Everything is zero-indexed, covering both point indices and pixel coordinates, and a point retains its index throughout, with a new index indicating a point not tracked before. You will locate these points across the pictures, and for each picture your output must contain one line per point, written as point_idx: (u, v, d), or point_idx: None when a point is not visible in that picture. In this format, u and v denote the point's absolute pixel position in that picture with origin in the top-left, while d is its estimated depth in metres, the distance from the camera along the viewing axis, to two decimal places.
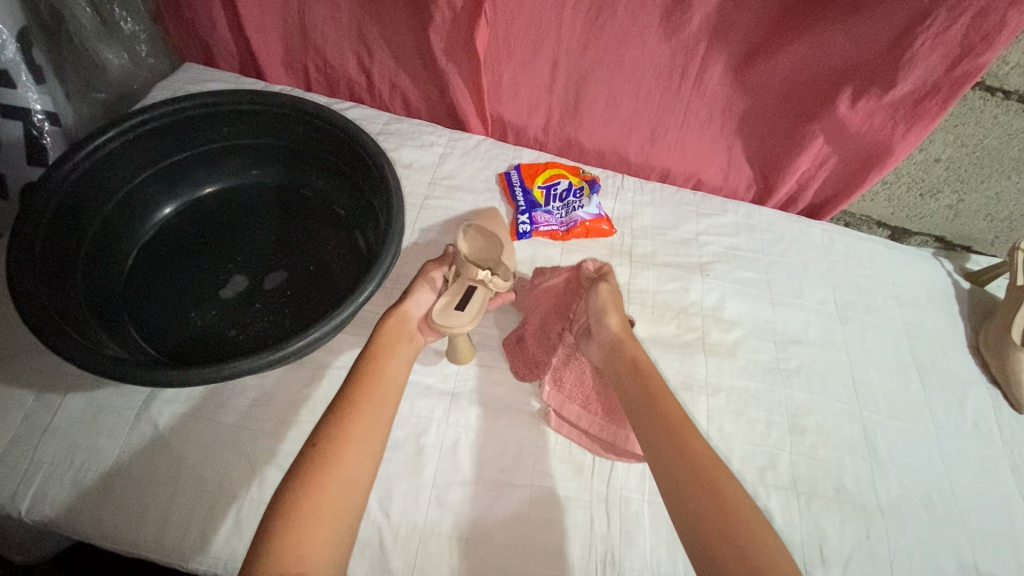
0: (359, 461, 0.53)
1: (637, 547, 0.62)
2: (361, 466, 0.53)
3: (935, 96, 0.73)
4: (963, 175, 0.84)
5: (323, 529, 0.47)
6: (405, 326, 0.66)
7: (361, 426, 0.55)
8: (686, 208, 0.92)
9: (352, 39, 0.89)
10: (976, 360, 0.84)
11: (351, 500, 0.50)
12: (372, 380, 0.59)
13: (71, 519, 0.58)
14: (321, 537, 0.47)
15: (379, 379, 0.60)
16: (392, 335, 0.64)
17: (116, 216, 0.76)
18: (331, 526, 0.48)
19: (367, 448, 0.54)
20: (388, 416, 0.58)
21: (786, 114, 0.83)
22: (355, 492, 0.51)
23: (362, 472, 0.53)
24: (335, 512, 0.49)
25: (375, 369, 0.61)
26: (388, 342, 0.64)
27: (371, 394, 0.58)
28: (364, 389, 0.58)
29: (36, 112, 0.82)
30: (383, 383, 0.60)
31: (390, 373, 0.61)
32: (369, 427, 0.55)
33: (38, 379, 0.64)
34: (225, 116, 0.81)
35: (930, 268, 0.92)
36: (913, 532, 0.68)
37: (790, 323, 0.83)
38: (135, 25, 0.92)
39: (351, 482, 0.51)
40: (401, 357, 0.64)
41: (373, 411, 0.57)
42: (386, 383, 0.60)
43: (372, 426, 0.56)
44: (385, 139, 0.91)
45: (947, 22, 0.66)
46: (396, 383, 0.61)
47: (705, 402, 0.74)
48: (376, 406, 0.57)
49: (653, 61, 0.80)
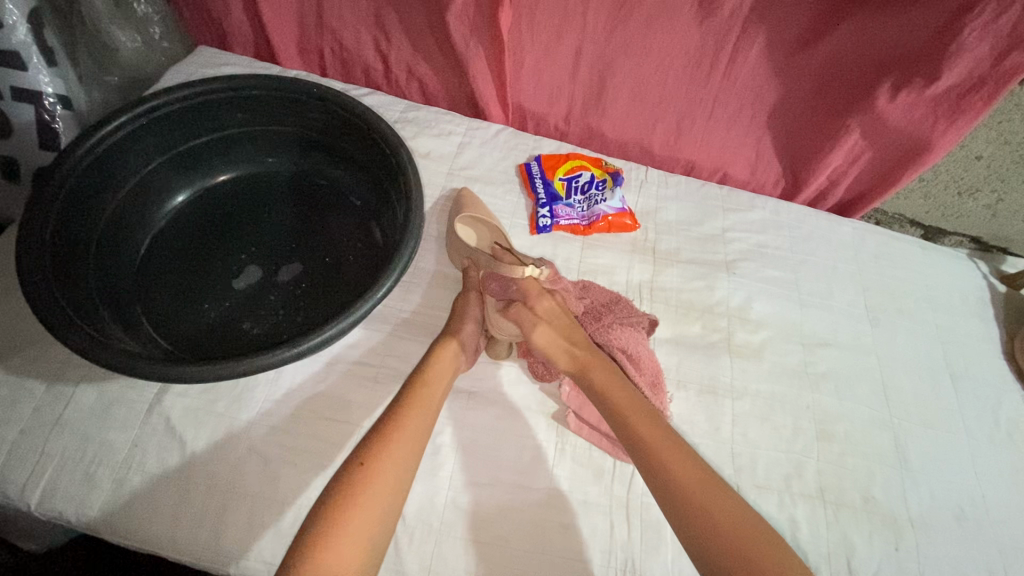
0: (394, 484, 0.53)
1: (658, 556, 0.60)
2: (393, 495, 0.52)
3: (980, 91, 0.69)
4: (1005, 174, 0.80)
5: (348, 557, 0.48)
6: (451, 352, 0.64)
7: (400, 450, 0.54)
8: (712, 202, 0.89)
9: (369, 23, 0.86)
10: (1012, 367, 0.81)
11: (379, 524, 0.50)
12: (413, 402, 0.58)
13: (82, 514, 0.57)
14: (347, 563, 0.47)
15: (419, 401, 0.59)
16: (438, 356, 0.63)
17: (128, 203, 0.74)
18: (355, 551, 0.48)
19: (402, 474, 0.53)
20: (424, 442, 0.57)
21: (820, 107, 0.79)
22: (387, 520, 0.51)
23: (393, 502, 0.52)
24: (362, 539, 0.49)
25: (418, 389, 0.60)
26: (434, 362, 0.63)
27: (415, 415, 0.57)
28: (407, 411, 0.57)
29: (47, 95, 0.81)
30: (424, 406, 0.59)
31: (432, 393, 0.60)
32: (407, 451, 0.55)
33: (50, 370, 0.63)
34: (239, 102, 0.78)
35: (965, 269, 0.89)
36: (944, 546, 0.66)
37: (818, 325, 0.80)
38: (149, 7, 0.89)
39: (383, 506, 0.51)
40: (443, 379, 0.62)
41: (411, 433, 0.56)
42: (426, 405, 0.59)
43: (409, 450, 0.55)
44: (402, 127, 0.88)
45: (996, 12, 0.62)
46: (436, 406, 0.60)
47: (730, 405, 0.71)
48: (415, 430, 0.56)
49: (682, 49, 0.77)
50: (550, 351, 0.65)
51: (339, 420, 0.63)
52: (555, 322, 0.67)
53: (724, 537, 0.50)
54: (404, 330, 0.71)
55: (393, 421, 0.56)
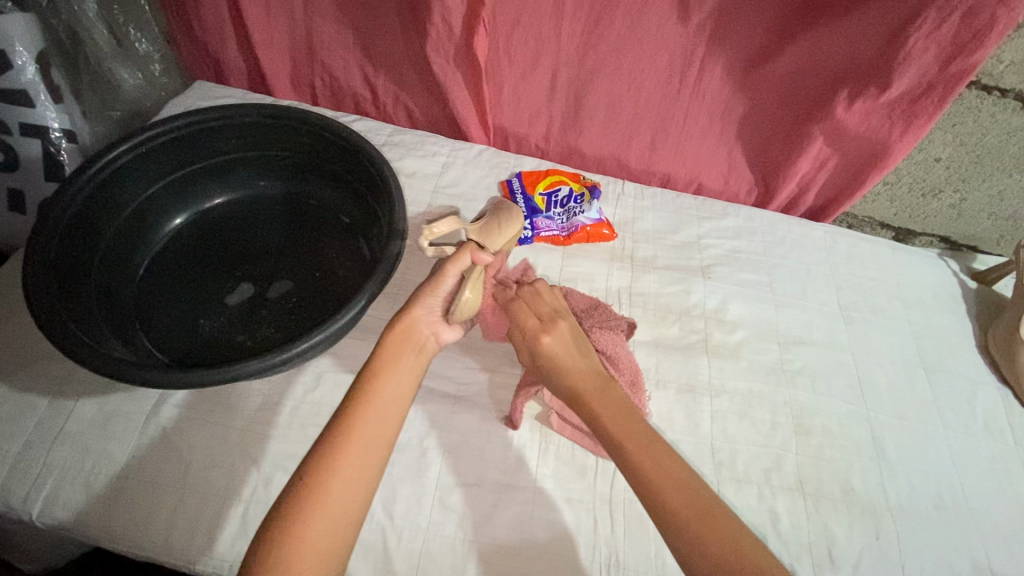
0: (391, 399, 0.56)
1: (640, 548, 0.62)
2: (348, 503, 0.50)
3: (931, 96, 0.73)
4: (965, 174, 0.84)
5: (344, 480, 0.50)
6: (411, 335, 0.61)
7: (372, 419, 0.54)
8: (687, 212, 0.93)
9: (358, 55, 0.91)
10: (985, 360, 0.83)
11: (379, 434, 0.54)
12: (364, 406, 0.54)
13: (81, 522, 0.59)
14: (342, 487, 0.50)
15: (401, 331, 0.61)
16: (392, 352, 0.59)
17: (129, 226, 0.78)
18: (336, 516, 0.49)
19: (353, 493, 0.50)
20: (417, 366, 0.60)
21: (783, 118, 0.84)
22: (386, 428, 0.55)
23: (383, 428, 0.54)
24: (358, 461, 0.52)
25: (368, 390, 0.56)
26: (390, 360, 0.59)
27: (404, 339, 0.61)
28: (393, 339, 0.60)
29: (53, 129, 0.86)
30: (408, 332, 0.62)
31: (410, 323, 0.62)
32: (377, 422, 0.54)
33: (53, 385, 0.66)
34: (234, 128, 0.83)
35: (935, 268, 0.92)
36: (923, 533, 0.67)
37: (793, 325, 0.82)
38: (149, 46, 0.96)
39: (383, 416, 0.55)
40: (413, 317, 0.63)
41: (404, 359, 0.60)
42: (380, 410, 0.55)
43: (382, 418, 0.55)
44: (389, 150, 0.93)
45: (937, 21, 0.66)
46: (397, 411, 0.56)
47: (708, 403, 0.74)
48: (367, 440, 0.53)
49: (652, 69, 0.82)
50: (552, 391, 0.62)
51: None
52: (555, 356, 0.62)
53: (686, 533, 0.49)
54: None
55: (391, 350, 0.60)
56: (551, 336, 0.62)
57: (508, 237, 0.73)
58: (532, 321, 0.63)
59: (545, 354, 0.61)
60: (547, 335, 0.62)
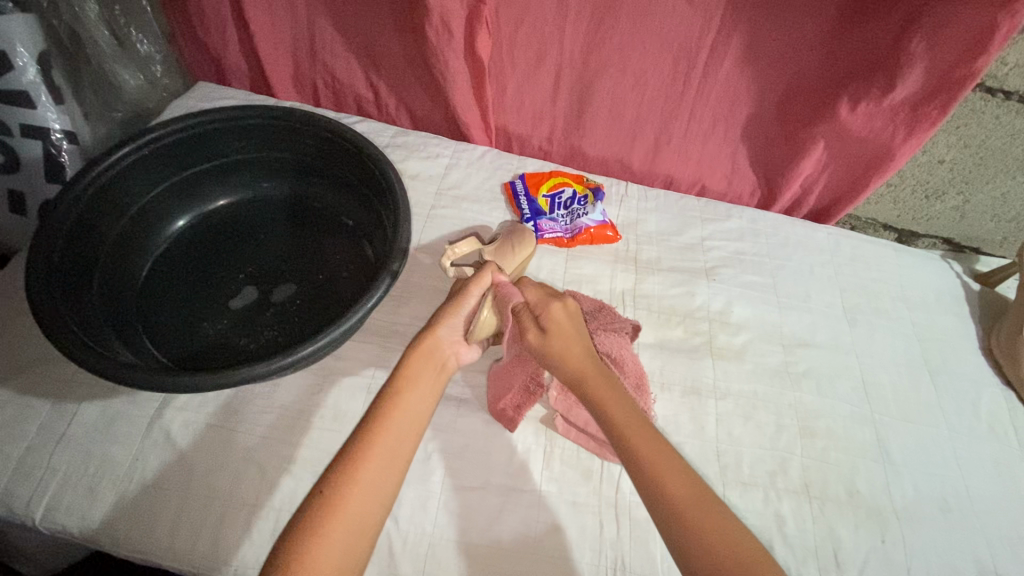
0: (413, 413, 0.57)
1: (645, 553, 0.61)
2: (366, 516, 0.50)
3: (935, 99, 0.73)
4: (968, 176, 0.84)
5: (363, 492, 0.50)
6: (435, 352, 0.62)
7: (394, 431, 0.55)
8: (690, 214, 0.92)
9: (360, 55, 0.91)
10: (989, 362, 0.83)
11: (398, 448, 0.54)
12: (381, 418, 0.55)
13: (84, 526, 0.59)
14: (361, 499, 0.50)
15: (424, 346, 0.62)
16: (414, 370, 0.60)
17: (132, 228, 0.78)
18: (352, 527, 0.49)
19: (371, 506, 0.50)
20: (438, 382, 0.61)
21: (786, 118, 0.84)
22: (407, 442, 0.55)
23: (404, 440, 0.55)
24: (378, 473, 0.52)
25: (387, 404, 0.56)
26: (410, 375, 0.59)
27: (426, 353, 0.61)
28: (417, 354, 0.61)
29: (54, 131, 0.86)
30: (429, 347, 0.62)
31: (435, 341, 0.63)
32: (398, 435, 0.55)
33: (56, 389, 0.65)
34: (238, 130, 0.83)
35: (938, 270, 0.92)
36: (929, 537, 0.67)
37: (797, 327, 0.82)
38: (150, 46, 0.96)
39: (403, 429, 0.55)
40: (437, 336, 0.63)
41: (425, 374, 0.60)
42: (399, 425, 0.55)
43: (403, 431, 0.55)
44: (392, 151, 0.93)
45: (938, 24, 0.65)
46: (416, 425, 0.56)
47: (713, 405, 0.73)
48: (385, 452, 0.53)
49: (656, 71, 0.81)
50: (544, 357, 0.60)
51: (334, 430, 0.65)
52: (559, 335, 0.60)
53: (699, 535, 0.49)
54: (396, 341, 0.73)
55: (413, 362, 0.60)
56: (561, 310, 0.62)
57: (523, 257, 0.75)
58: (538, 296, 0.63)
59: (551, 319, 0.61)
60: (556, 306, 0.62)
